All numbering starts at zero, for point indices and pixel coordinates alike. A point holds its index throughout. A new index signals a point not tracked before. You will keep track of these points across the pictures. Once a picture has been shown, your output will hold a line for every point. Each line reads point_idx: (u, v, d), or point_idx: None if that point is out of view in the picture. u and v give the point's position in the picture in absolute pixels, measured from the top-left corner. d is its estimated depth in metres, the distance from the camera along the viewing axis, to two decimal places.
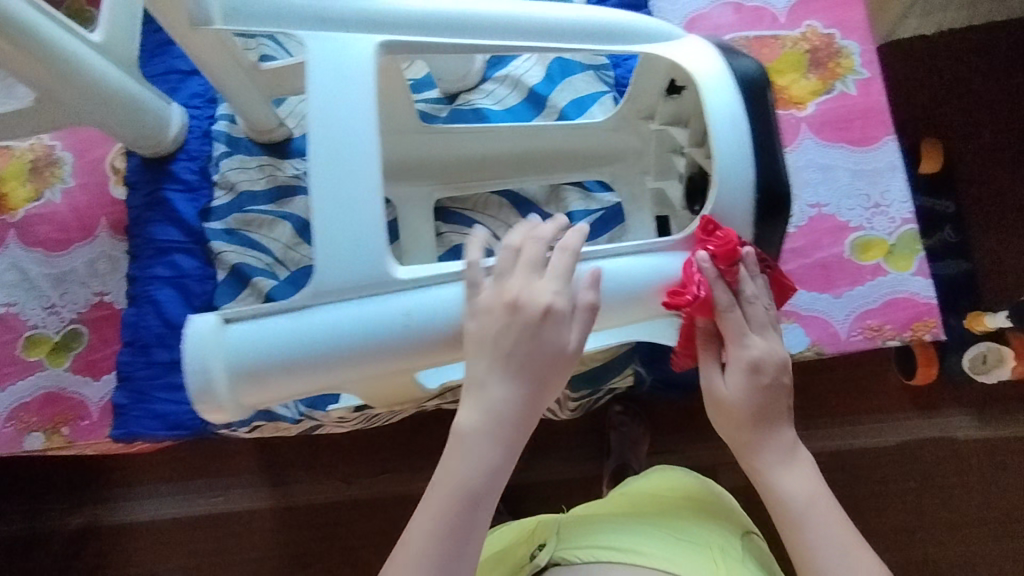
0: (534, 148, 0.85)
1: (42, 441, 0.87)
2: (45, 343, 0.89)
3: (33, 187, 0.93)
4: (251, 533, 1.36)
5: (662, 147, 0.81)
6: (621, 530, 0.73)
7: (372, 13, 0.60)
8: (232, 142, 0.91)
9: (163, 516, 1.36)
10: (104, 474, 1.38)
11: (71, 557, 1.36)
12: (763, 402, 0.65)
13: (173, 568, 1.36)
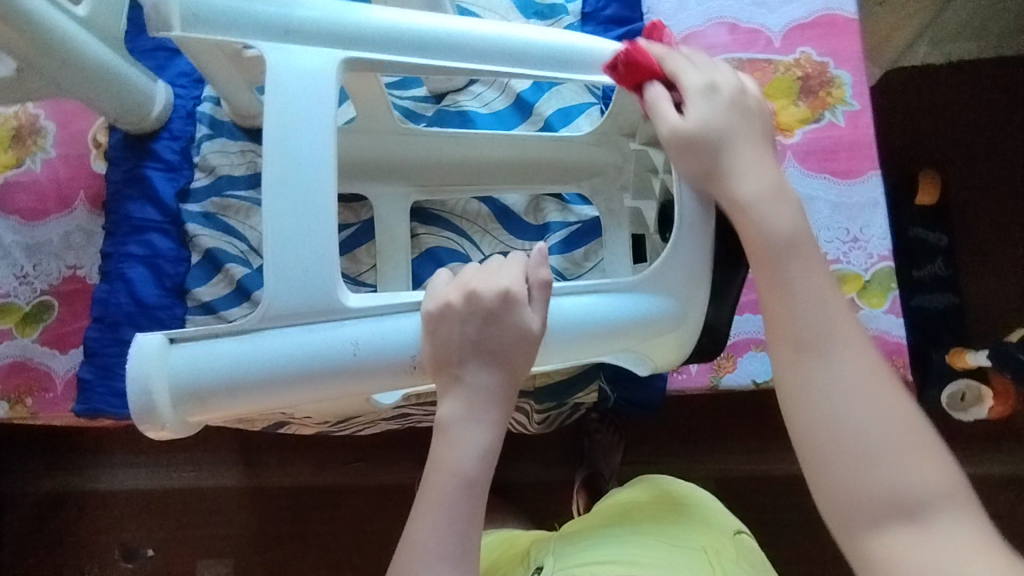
0: (513, 155, 0.85)
1: (6, 410, 0.86)
2: (15, 313, 0.89)
3: (14, 155, 0.93)
4: (221, 511, 1.37)
5: (642, 166, 0.80)
6: (617, 543, 0.72)
7: (343, 25, 0.59)
8: (216, 125, 0.92)
9: (133, 487, 1.38)
10: (78, 441, 1.39)
11: (40, 521, 1.37)
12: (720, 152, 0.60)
13: (141, 539, 1.37)
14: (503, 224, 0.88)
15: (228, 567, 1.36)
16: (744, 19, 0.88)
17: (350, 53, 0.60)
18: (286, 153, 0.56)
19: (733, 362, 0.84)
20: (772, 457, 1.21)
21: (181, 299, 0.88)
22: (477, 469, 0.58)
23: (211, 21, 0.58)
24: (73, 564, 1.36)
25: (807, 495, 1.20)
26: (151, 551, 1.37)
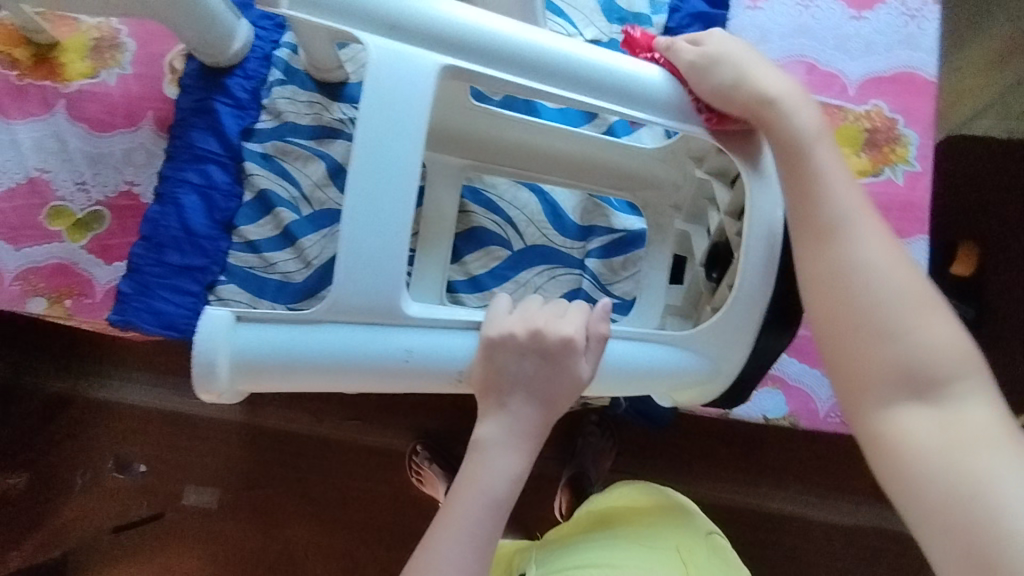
0: (573, 151, 0.85)
1: (45, 306, 0.89)
2: (68, 216, 0.92)
3: (91, 64, 0.96)
4: (217, 441, 1.41)
5: (701, 192, 0.82)
6: (595, 551, 0.77)
7: (447, 28, 0.61)
8: (290, 72, 0.93)
9: (137, 403, 1.41)
10: (91, 350, 1.42)
11: (43, 419, 1.40)
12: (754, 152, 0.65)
13: (135, 455, 1.41)
14: (549, 219, 0.91)
15: (214, 496, 1.40)
16: (823, 62, 0.89)
17: (443, 53, 0.61)
18: (370, 146, 0.58)
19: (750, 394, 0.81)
20: (757, 491, 1.23)
21: (227, 233, 0.90)
22: (506, 492, 0.64)
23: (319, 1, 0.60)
24: (67, 466, 1.41)
25: (783, 534, 1.23)
26: (143, 467, 1.41)
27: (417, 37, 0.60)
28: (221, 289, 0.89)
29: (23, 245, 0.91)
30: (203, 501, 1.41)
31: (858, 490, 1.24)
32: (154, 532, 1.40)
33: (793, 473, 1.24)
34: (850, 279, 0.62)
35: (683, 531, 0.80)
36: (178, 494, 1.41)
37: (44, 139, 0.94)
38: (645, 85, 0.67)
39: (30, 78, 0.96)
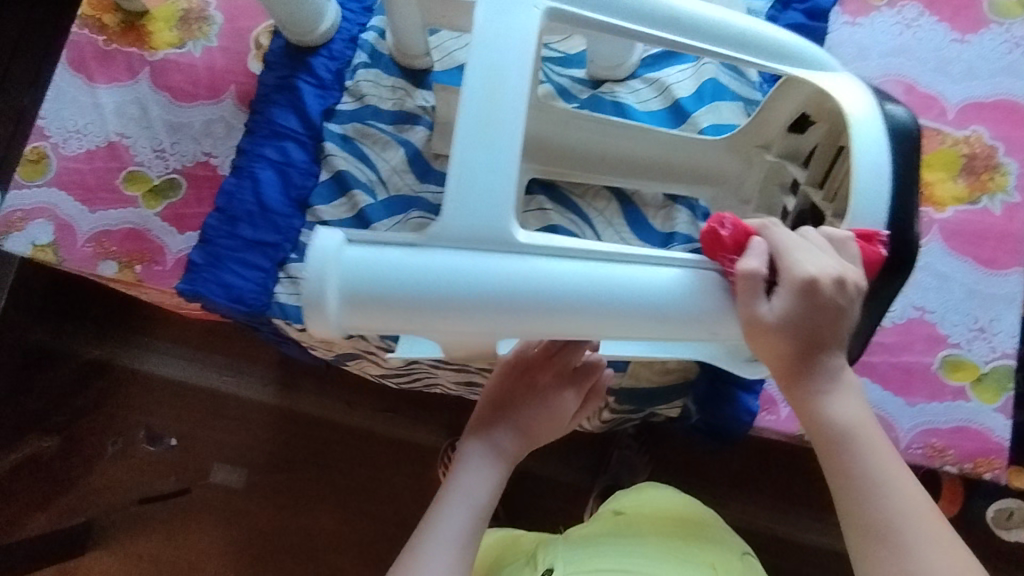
0: (646, 152, 0.81)
1: (115, 270, 0.89)
2: (144, 182, 0.92)
3: (178, 34, 0.96)
4: (247, 421, 1.41)
5: (772, 177, 0.76)
6: (627, 555, 0.74)
7: (541, 298, 0.50)
8: (375, 56, 0.92)
9: (174, 377, 1.42)
10: (134, 321, 1.43)
11: (81, 385, 1.41)
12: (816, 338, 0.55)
13: (167, 429, 1.41)
14: (629, 223, 0.85)
15: (240, 476, 1.39)
16: (923, 83, 0.86)
17: (522, 329, 0.51)
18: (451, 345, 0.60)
19: None
20: (796, 522, 1.19)
21: (301, 212, 0.89)
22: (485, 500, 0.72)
23: (384, 296, 0.48)
24: (99, 434, 1.41)
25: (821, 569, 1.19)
26: (173, 442, 1.41)
27: (498, 320, 0.50)
28: (290, 268, 0.88)
29: (97, 207, 0.91)
30: (230, 480, 1.40)
31: None
32: (177, 507, 1.39)
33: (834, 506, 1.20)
34: (834, 441, 0.57)
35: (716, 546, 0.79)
36: (205, 472, 1.40)
37: (126, 105, 0.94)
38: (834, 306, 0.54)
39: (117, 44, 0.96)
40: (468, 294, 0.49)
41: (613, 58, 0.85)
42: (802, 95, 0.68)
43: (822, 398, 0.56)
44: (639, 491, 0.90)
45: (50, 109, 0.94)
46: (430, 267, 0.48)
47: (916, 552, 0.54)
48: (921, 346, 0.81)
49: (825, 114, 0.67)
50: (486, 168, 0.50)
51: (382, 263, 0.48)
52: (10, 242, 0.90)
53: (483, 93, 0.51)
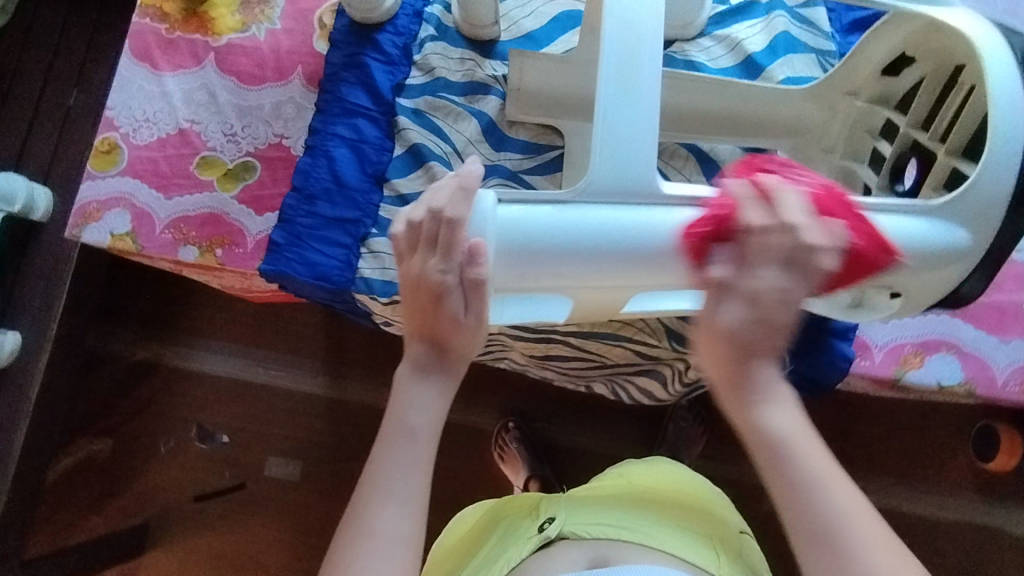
0: (730, 103, 0.81)
1: (196, 255, 0.90)
2: (218, 167, 0.92)
3: (241, 19, 0.96)
4: (299, 414, 1.38)
5: (859, 124, 0.78)
6: (633, 513, 0.69)
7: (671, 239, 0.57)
8: (442, 29, 0.93)
9: (223, 374, 1.39)
10: (182, 317, 1.40)
11: (130, 387, 1.38)
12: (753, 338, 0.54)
13: (220, 425, 1.38)
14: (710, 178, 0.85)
15: (296, 468, 1.36)
16: None
17: (661, 274, 0.59)
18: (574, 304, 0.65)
19: (920, 360, 0.80)
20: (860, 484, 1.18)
21: (379, 187, 0.90)
22: (411, 482, 0.58)
23: (534, 238, 0.56)
24: (152, 433, 1.38)
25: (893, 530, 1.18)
26: (226, 438, 1.38)
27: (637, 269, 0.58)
28: (372, 242, 0.88)
29: (174, 194, 0.91)
30: (285, 473, 1.37)
31: (966, 489, 1.19)
32: (234, 502, 1.37)
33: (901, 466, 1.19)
34: (774, 458, 0.54)
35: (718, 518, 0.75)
36: (259, 465, 1.38)
37: (193, 91, 0.94)
38: (957, 240, 0.59)
39: (180, 31, 0.96)
40: (607, 240, 0.56)
41: (684, 15, 0.84)
42: (899, 38, 0.69)
43: (761, 412, 0.55)
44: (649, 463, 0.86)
45: (117, 99, 0.94)
46: (576, 220, 0.56)
47: (861, 551, 0.51)
48: (1008, 286, 0.82)
49: (930, 52, 0.67)
50: (626, 131, 0.56)
51: (538, 214, 0.56)
52: (89, 233, 0.91)
53: (619, 65, 0.57)
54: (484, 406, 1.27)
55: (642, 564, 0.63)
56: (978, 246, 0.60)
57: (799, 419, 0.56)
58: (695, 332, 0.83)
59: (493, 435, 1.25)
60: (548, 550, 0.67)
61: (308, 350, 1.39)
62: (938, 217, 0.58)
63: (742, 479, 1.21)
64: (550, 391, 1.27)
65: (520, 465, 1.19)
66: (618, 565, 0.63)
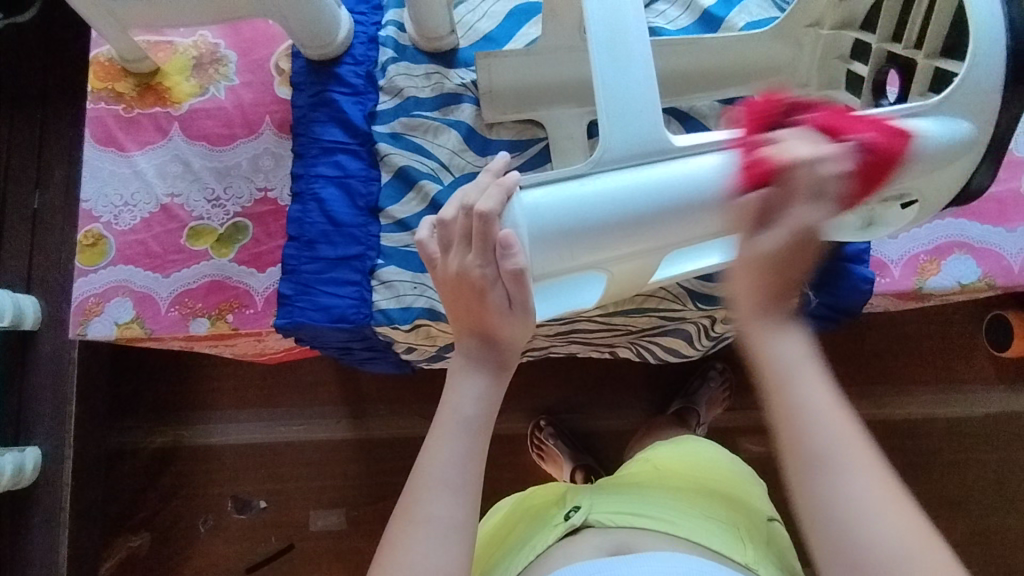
0: (698, 59, 0.82)
1: (207, 326, 0.88)
2: (209, 234, 0.91)
3: (197, 82, 0.95)
4: (331, 463, 1.34)
5: (830, 52, 0.79)
6: (655, 500, 0.69)
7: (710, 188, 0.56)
8: (400, 49, 0.93)
9: (246, 441, 1.34)
10: (192, 393, 1.35)
11: (154, 476, 1.33)
12: (791, 250, 0.54)
13: (253, 491, 1.34)
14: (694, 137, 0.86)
15: (340, 516, 1.33)
16: None
17: (701, 227, 0.57)
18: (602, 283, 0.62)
19: (937, 265, 0.81)
20: (885, 401, 1.20)
21: (375, 217, 0.89)
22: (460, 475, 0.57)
23: (568, 221, 0.54)
24: (187, 515, 1.33)
25: (932, 438, 1.20)
26: (263, 503, 1.34)
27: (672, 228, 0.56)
28: (381, 273, 0.87)
29: (170, 271, 0.90)
30: (330, 524, 1.33)
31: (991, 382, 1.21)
32: (285, 567, 1.32)
33: (928, 374, 1.21)
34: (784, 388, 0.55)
35: (744, 504, 0.74)
36: (303, 522, 1.34)
37: (166, 165, 0.93)
38: (961, 131, 0.60)
39: (138, 108, 0.95)
40: (645, 207, 0.55)
41: None
42: None
43: (780, 342, 0.56)
44: (680, 442, 0.85)
45: (91, 189, 0.92)
46: (611, 192, 0.54)
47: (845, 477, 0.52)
48: (1002, 176, 0.84)
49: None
50: (628, 97, 0.56)
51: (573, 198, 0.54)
52: (94, 329, 0.89)
53: (607, 35, 0.57)
54: (515, 410, 1.27)
55: (662, 551, 0.62)
56: (981, 133, 0.61)
57: (805, 347, 0.57)
58: (716, 288, 0.84)
59: (527, 437, 1.25)
60: (572, 537, 0.67)
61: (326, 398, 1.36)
62: (938, 114, 0.59)
63: None
64: (575, 381, 1.27)
65: (563, 460, 1.18)
66: (639, 552, 0.63)
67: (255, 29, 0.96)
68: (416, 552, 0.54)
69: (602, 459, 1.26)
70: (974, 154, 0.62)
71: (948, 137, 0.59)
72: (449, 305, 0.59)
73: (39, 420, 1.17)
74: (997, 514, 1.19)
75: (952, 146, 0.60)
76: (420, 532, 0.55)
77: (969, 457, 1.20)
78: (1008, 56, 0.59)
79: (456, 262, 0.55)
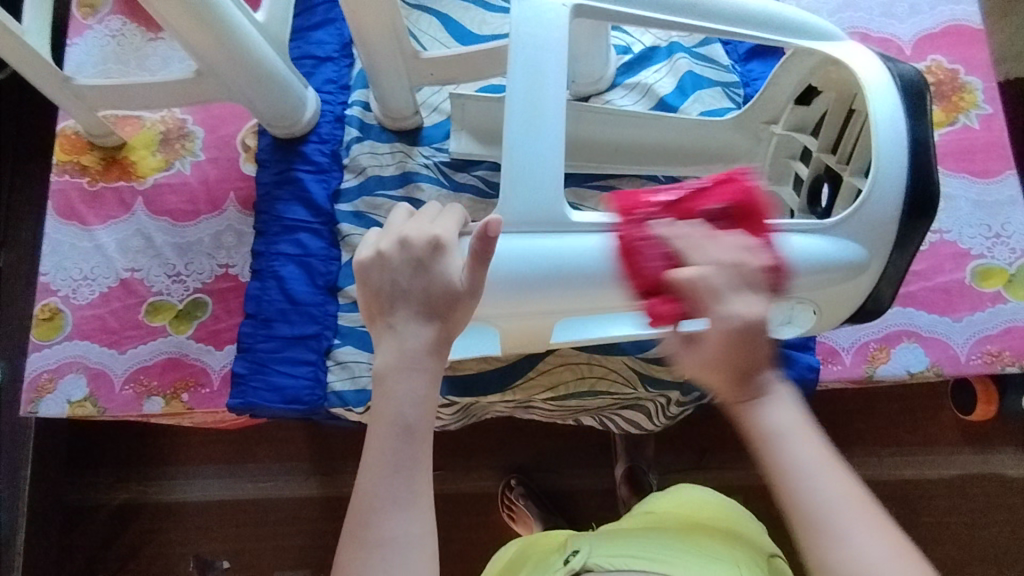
0: (654, 140, 0.84)
1: (162, 404, 0.88)
2: (168, 309, 0.91)
3: (163, 157, 0.96)
4: (294, 522, 1.24)
5: (781, 151, 0.82)
6: (652, 543, 0.68)
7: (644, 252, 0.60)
8: (365, 128, 0.95)
9: (207, 498, 1.25)
10: (152, 448, 1.26)
11: (107, 542, 1.23)
12: (729, 352, 0.51)
13: (216, 551, 1.24)
14: None
15: None
16: (876, 29, 0.93)
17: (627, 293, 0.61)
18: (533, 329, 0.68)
19: (887, 354, 0.83)
20: (854, 462, 1.17)
21: (333, 296, 0.89)
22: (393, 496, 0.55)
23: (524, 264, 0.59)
24: None
25: (911, 503, 1.16)
26: (226, 564, 1.23)
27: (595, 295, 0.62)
28: (338, 353, 0.88)
29: (127, 347, 0.89)
30: None
31: (966, 445, 1.18)
32: None
33: (904, 438, 1.18)
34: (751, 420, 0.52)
35: (736, 536, 0.74)
36: None
37: (128, 239, 0.93)
38: (851, 252, 0.64)
39: (102, 182, 0.95)
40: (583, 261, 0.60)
41: (593, 73, 0.87)
42: (807, 69, 0.74)
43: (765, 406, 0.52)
44: (671, 492, 0.83)
45: (50, 263, 0.92)
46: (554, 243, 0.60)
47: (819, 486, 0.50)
48: (949, 265, 0.86)
49: (832, 84, 0.73)
50: (535, 166, 0.61)
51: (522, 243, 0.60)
52: (46, 406, 0.87)
53: (525, 102, 0.62)
54: (481, 472, 1.23)
55: None
56: (874, 257, 0.65)
57: (801, 412, 0.53)
58: (666, 372, 0.86)
59: (497, 497, 1.21)
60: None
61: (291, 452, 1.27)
62: (832, 235, 0.63)
63: (749, 485, 1.17)
64: (545, 444, 1.24)
65: (532, 523, 1.15)
66: None
67: (223, 105, 0.98)
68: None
69: (569, 520, 1.22)
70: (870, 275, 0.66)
71: (837, 257, 0.63)
72: (390, 297, 0.57)
73: None
74: None
75: (840, 264, 0.64)
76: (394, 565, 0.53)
77: (949, 521, 1.16)
78: (906, 189, 0.63)
79: (395, 248, 0.57)
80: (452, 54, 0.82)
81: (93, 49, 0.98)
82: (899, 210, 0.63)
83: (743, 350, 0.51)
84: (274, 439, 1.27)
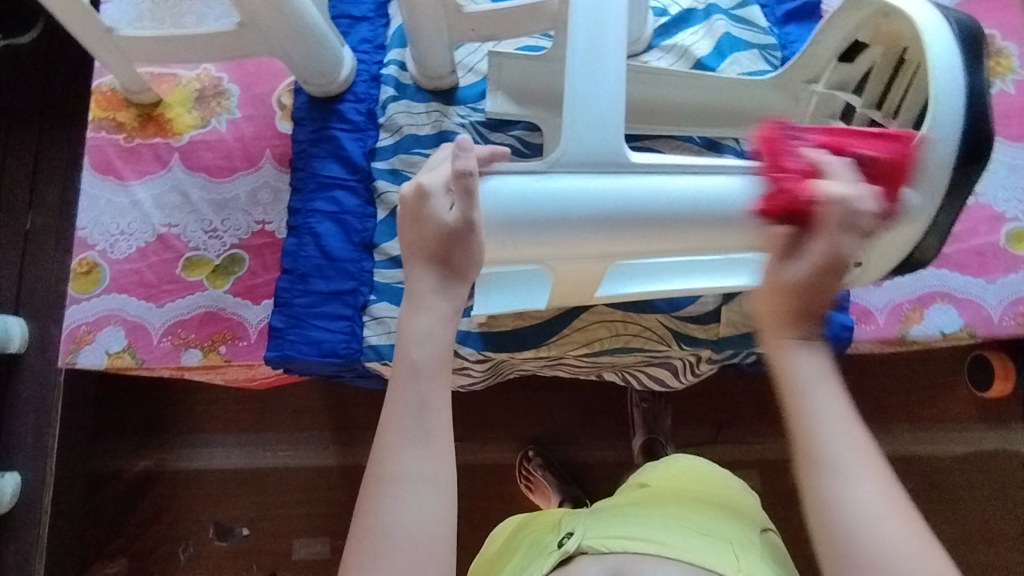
0: (692, 99, 0.85)
1: (199, 357, 0.89)
2: (205, 265, 0.92)
3: (198, 114, 0.96)
4: (315, 489, 1.25)
5: (822, 111, 0.83)
6: (647, 521, 0.67)
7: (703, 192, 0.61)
8: (401, 88, 0.95)
9: (230, 464, 1.26)
10: (176, 414, 1.27)
11: (132, 504, 1.25)
12: (814, 283, 0.57)
13: (236, 518, 1.25)
14: None
15: (324, 545, 1.24)
16: None
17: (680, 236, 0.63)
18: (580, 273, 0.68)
19: (920, 314, 0.84)
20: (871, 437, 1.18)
21: (369, 253, 0.90)
22: (423, 416, 0.56)
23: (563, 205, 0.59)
24: (168, 542, 1.24)
25: (929, 476, 1.17)
26: (246, 530, 1.25)
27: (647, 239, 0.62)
28: (373, 309, 0.89)
29: (164, 301, 0.90)
30: (314, 553, 1.24)
31: (986, 419, 1.19)
32: None
33: (926, 412, 1.19)
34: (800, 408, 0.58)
35: (736, 513, 0.72)
36: (285, 551, 1.24)
37: (164, 194, 0.94)
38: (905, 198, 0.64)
39: (138, 138, 0.95)
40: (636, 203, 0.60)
41: (633, 33, 0.87)
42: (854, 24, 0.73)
43: (803, 363, 0.59)
44: (671, 461, 0.82)
45: (87, 217, 0.92)
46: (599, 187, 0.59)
47: (851, 480, 0.55)
48: (983, 228, 0.87)
49: (880, 37, 0.73)
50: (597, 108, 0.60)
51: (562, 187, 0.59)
52: (84, 357, 0.89)
53: (588, 39, 0.61)
54: (502, 441, 1.24)
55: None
56: (928, 205, 0.64)
57: (826, 365, 0.60)
58: (700, 329, 0.87)
59: (515, 468, 1.22)
60: (566, 566, 0.65)
61: (313, 421, 1.28)
62: None
63: (769, 455, 1.19)
64: (566, 414, 1.25)
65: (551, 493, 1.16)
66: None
67: (258, 63, 0.98)
68: (397, 511, 0.54)
69: (589, 489, 1.23)
70: (924, 222, 0.66)
71: None
72: (407, 238, 0.59)
73: (21, 445, 1.15)
74: (1001, 554, 1.16)
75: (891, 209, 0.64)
76: (404, 494, 0.54)
77: (968, 494, 1.17)
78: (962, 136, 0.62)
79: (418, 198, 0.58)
80: (495, 10, 0.82)
81: (129, 5, 0.98)
82: (954, 148, 0.63)
83: (808, 292, 0.58)
84: (296, 407, 1.28)
